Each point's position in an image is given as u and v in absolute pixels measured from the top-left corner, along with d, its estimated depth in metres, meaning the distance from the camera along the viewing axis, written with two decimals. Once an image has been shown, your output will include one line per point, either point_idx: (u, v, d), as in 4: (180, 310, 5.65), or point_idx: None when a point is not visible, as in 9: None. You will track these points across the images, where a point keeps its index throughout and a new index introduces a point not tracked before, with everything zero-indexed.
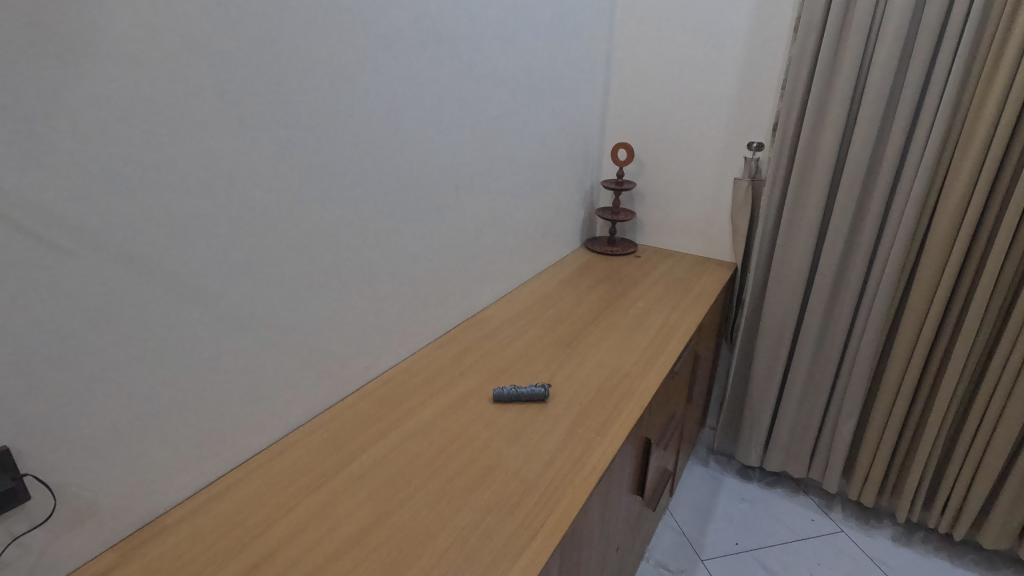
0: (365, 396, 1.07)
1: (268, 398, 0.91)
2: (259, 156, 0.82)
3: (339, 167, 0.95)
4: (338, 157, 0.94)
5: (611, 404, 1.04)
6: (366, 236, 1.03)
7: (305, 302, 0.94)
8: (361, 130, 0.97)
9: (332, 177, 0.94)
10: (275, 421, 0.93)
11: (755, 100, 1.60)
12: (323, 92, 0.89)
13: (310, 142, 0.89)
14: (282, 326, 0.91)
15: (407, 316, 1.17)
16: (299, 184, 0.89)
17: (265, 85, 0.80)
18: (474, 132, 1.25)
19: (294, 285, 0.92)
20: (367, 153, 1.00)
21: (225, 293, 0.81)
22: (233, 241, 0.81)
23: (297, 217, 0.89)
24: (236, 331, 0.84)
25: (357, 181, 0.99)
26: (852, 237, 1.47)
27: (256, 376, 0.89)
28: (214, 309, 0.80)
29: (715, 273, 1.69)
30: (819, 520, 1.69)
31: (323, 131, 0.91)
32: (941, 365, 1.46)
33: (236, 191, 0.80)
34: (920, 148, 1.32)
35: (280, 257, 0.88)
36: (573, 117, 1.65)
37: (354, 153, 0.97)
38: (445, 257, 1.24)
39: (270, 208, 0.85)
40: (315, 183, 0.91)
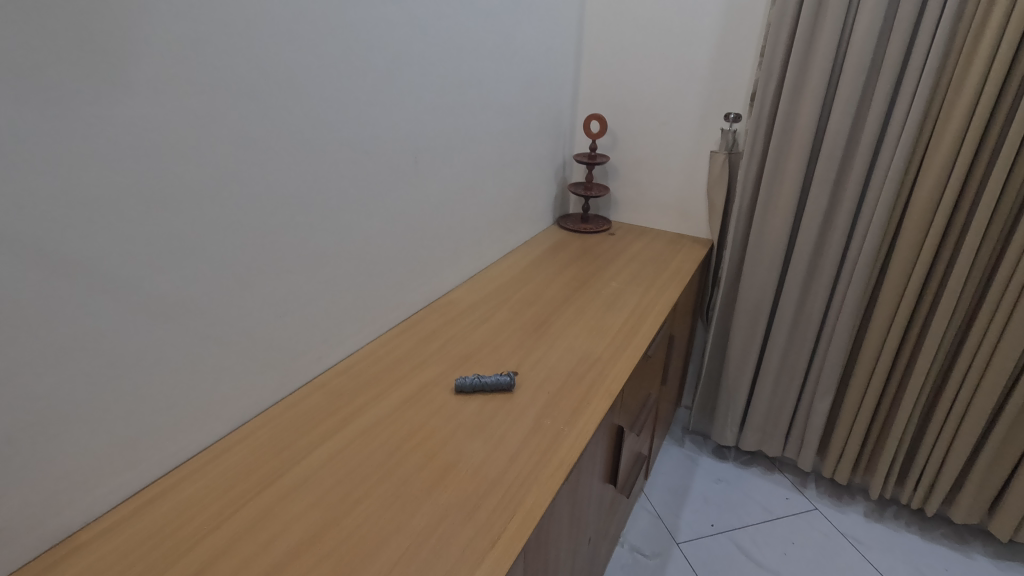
0: (318, 388, 0.99)
1: (206, 396, 0.82)
2: (182, 125, 0.71)
3: (279, 139, 0.84)
4: (278, 128, 0.84)
5: (581, 391, 0.98)
6: (315, 214, 0.94)
7: (246, 289, 0.84)
8: (306, 95, 0.87)
9: (272, 151, 0.84)
10: (214, 420, 0.85)
11: (733, 67, 1.52)
12: (257, 53, 0.78)
13: (244, 110, 0.78)
14: (222, 316, 0.82)
15: (365, 301, 1.09)
16: (236, 157, 0.78)
17: (187, 43, 0.69)
18: (435, 100, 1.15)
19: (234, 271, 0.82)
20: (314, 121, 0.89)
21: (147, 282, 0.71)
22: (154, 223, 0.70)
23: (234, 195, 0.79)
24: (165, 324, 0.74)
25: (303, 154, 0.89)
26: (831, 211, 1.43)
27: (192, 374, 0.79)
28: (134, 300, 0.70)
29: (690, 250, 1.63)
30: (794, 499, 1.69)
31: (260, 97, 0.80)
32: (917, 341, 1.44)
33: (156, 164, 0.69)
34: (902, 117, 1.27)
35: (216, 240, 0.78)
36: (543, 86, 1.55)
37: (299, 122, 0.87)
38: (405, 237, 1.16)
39: (200, 185, 0.75)
40: (253, 158, 0.81)
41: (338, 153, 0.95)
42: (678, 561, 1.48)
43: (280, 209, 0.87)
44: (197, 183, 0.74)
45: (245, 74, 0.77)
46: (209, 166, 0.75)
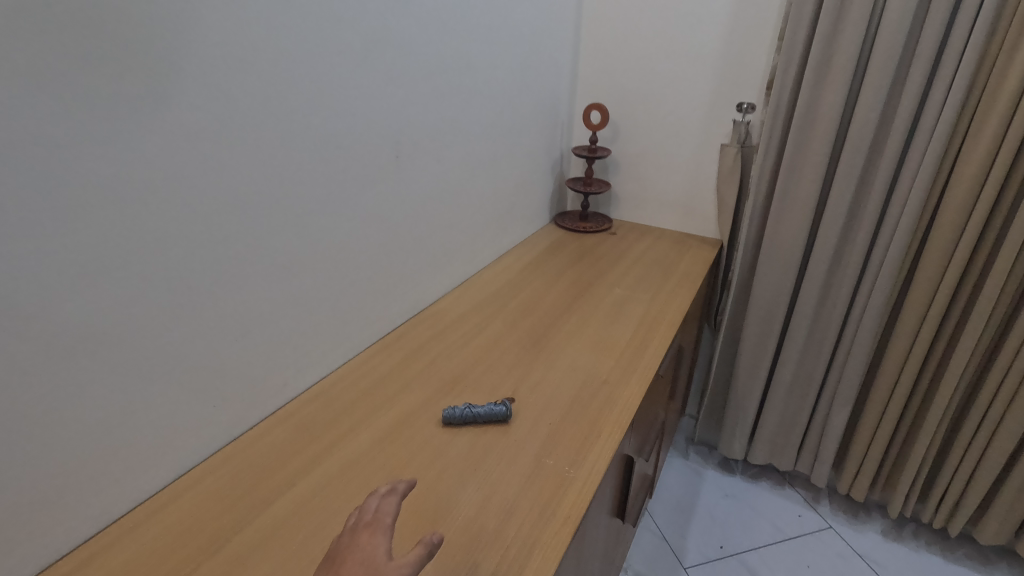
0: (283, 420, 0.86)
1: (148, 440, 0.69)
2: (108, 113, 0.57)
3: (235, 130, 0.70)
4: (234, 117, 0.70)
5: (587, 421, 0.85)
6: (278, 217, 0.79)
7: (191, 309, 0.70)
8: (263, 76, 0.72)
9: (227, 144, 0.70)
10: (158, 466, 0.71)
11: (746, 52, 1.38)
12: (205, 25, 0.64)
13: (191, 95, 0.64)
14: (162, 343, 0.67)
15: (340, 316, 0.95)
16: (174, 151, 0.64)
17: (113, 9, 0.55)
18: (419, 86, 1.01)
19: (178, 289, 0.68)
20: (274, 107, 0.75)
21: (65, 308, 0.57)
22: (71, 235, 0.57)
23: (172, 197, 0.65)
24: (91, 357, 0.61)
25: (261, 146, 0.74)
26: (854, 210, 1.31)
27: (127, 416, 0.66)
28: (48, 331, 0.56)
29: (699, 252, 1.50)
30: (807, 516, 1.58)
31: (211, 80, 0.66)
32: (945, 351, 1.33)
33: (74, 162, 0.55)
34: (938, 106, 1.15)
35: (150, 252, 0.64)
36: (539, 72, 1.41)
37: (255, 108, 0.72)
38: (385, 241, 1.02)
39: (129, 186, 0.60)
40: (202, 153, 0.67)
41: (305, 146, 0.81)
42: None
43: (233, 212, 0.72)
44: (121, 182, 0.60)
45: (185, 49, 0.63)
46: (139, 163, 0.61)
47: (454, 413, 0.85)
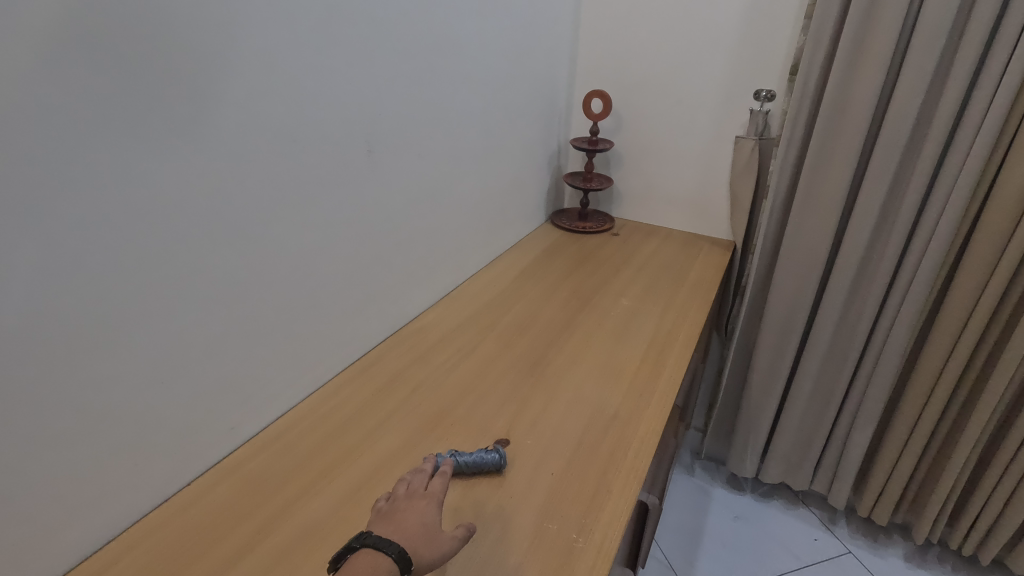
0: (233, 471, 0.71)
1: (46, 515, 0.55)
2: None
3: (154, 121, 0.55)
4: (153, 104, 0.55)
5: (596, 470, 0.72)
6: (219, 229, 0.64)
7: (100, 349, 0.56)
8: (191, 53, 0.57)
9: (144, 140, 0.55)
10: (64, 543, 0.57)
11: (767, 33, 1.24)
12: None
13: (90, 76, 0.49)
14: (58, 395, 0.53)
15: (305, 341, 0.80)
16: (56, 150, 0.48)
17: None
18: (398, 68, 0.86)
19: (80, 325, 0.53)
20: (209, 93, 0.60)
21: None
22: None
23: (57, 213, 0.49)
24: None
25: (190, 141, 0.59)
26: (887, 211, 1.17)
27: (13, 489, 0.51)
28: None
29: (711, 255, 1.37)
30: (824, 540, 1.47)
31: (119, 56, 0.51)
32: (984, 366, 1.21)
33: None
34: (989, 95, 1.01)
35: (32, 279, 0.49)
36: (536, 55, 1.26)
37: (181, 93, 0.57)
38: (359, 251, 0.87)
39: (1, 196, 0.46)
40: (109, 151, 0.52)
41: (251, 140, 0.65)
42: None
43: (153, 226, 0.57)
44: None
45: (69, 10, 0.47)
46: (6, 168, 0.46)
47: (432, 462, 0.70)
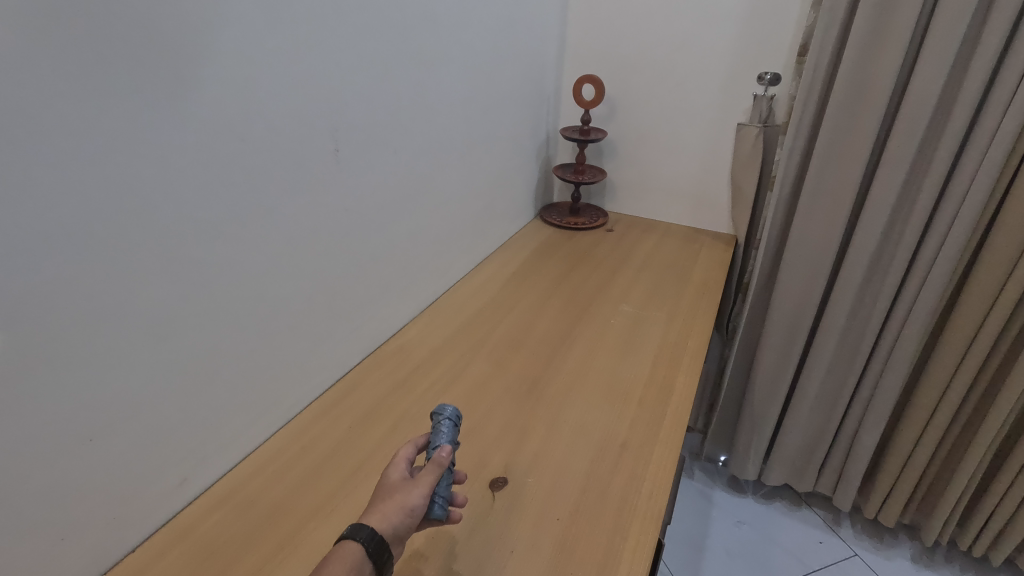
0: (182, 536, 0.61)
1: None
2: None
3: (65, 134, 0.45)
4: (65, 114, 0.45)
5: (609, 516, 0.63)
6: (154, 253, 0.53)
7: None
8: (77, 20, 0.44)
9: (50, 155, 0.44)
10: None
11: (773, 11, 1.14)
12: None
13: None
14: None
15: (266, 375, 0.70)
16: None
17: None
18: (366, 55, 0.75)
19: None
20: (102, 69, 0.46)
21: None
22: None
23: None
24: None
25: (84, 138, 0.46)
26: (902, 202, 1.09)
27: None
28: None
29: (712, 251, 1.28)
30: (829, 543, 1.41)
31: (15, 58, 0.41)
32: (1001, 363, 1.15)
33: None
34: (1017, 76, 0.93)
35: None
36: (522, 38, 1.15)
37: (64, 76, 0.44)
38: (328, 264, 0.76)
39: None
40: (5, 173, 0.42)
41: (179, 140, 0.54)
42: None
43: (71, 254, 0.47)
44: None
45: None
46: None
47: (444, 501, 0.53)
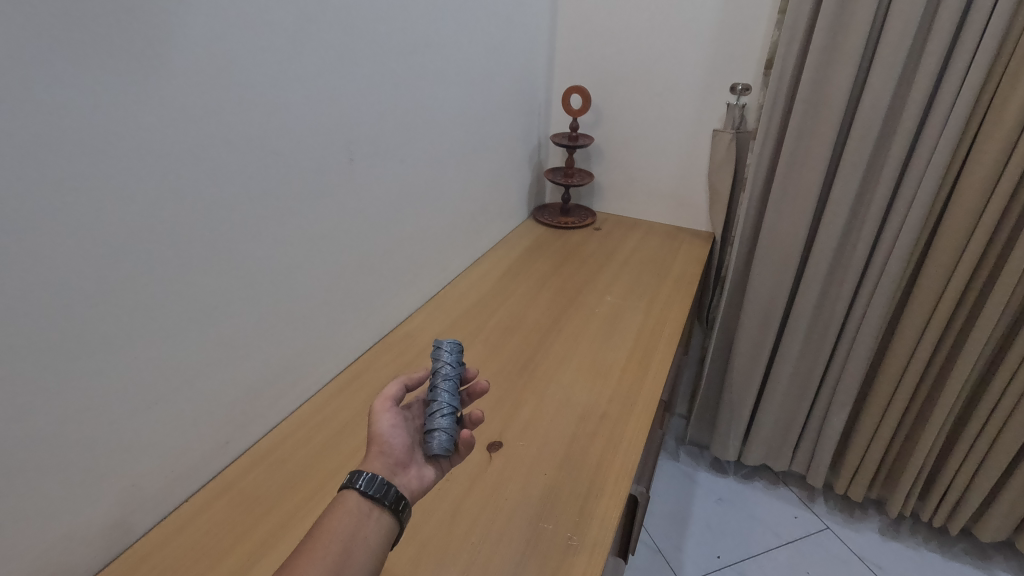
0: (225, 490, 0.73)
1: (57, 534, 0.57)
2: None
3: (138, 154, 0.56)
4: (139, 139, 0.56)
5: (588, 471, 0.73)
6: (202, 251, 0.64)
7: (60, 389, 0.54)
8: (142, 71, 0.55)
9: (128, 171, 0.55)
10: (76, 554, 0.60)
11: (742, 27, 1.25)
12: (89, 30, 0.50)
13: (82, 119, 0.51)
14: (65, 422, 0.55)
15: (288, 356, 0.81)
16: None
17: None
18: (375, 76, 0.85)
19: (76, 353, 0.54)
20: (160, 104, 0.57)
21: None
22: None
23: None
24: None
25: (153, 158, 0.57)
26: (860, 201, 1.20)
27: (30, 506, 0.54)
28: None
29: (691, 247, 1.39)
30: (803, 517, 1.52)
31: (105, 98, 0.52)
32: (952, 347, 1.26)
33: None
34: (955, 88, 1.04)
35: (41, 312, 0.51)
36: (514, 53, 1.26)
37: (129, 117, 0.54)
38: (342, 259, 0.87)
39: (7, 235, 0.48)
40: (97, 186, 0.53)
41: (222, 155, 0.64)
42: None
43: (142, 251, 0.58)
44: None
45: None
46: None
47: (439, 426, 0.57)
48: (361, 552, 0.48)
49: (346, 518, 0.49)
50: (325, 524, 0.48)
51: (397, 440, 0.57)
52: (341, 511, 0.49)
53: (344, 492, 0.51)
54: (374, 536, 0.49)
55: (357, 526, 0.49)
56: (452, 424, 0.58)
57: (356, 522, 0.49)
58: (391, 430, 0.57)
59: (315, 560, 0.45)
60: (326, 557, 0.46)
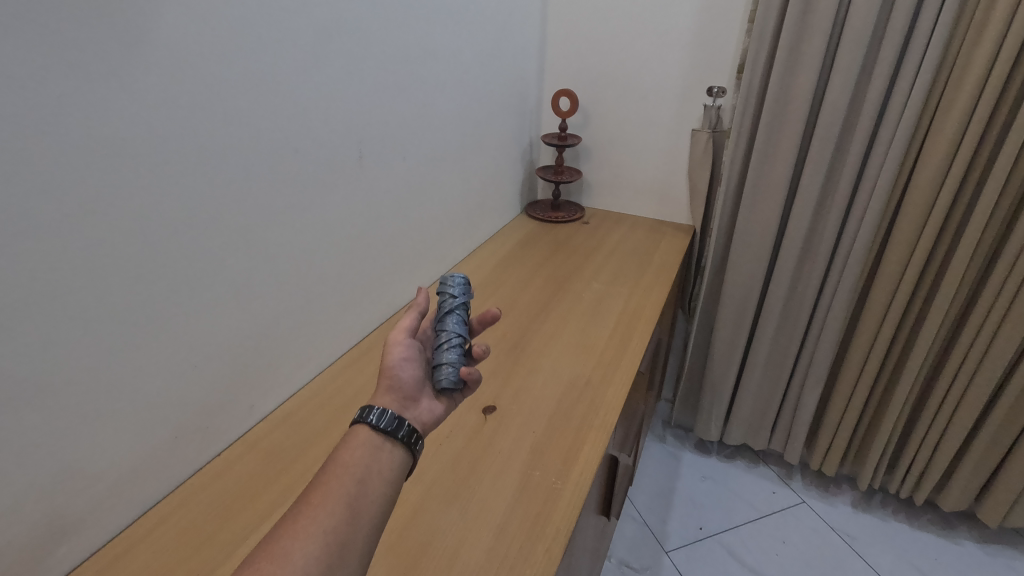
0: (252, 446, 0.83)
1: (115, 477, 0.68)
2: (68, 155, 0.55)
3: (184, 154, 0.66)
4: (185, 143, 0.66)
5: (572, 429, 0.83)
6: (233, 237, 0.75)
7: (118, 357, 0.64)
8: (188, 84, 0.65)
9: (177, 168, 0.65)
10: (128, 496, 0.70)
11: (717, 35, 1.35)
12: (147, 52, 0.60)
13: (142, 126, 0.61)
14: (128, 380, 0.66)
15: (302, 333, 0.91)
16: (67, 178, 0.55)
17: (53, 56, 0.53)
18: (378, 84, 0.95)
19: (133, 322, 0.65)
20: (202, 111, 0.67)
21: (32, 359, 0.56)
22: (34, 286, 0.55)
23: (70, 234, 0.57)
24: (55, 403, 0.59)
25: (198, 158, 0.68)
26: (826, 194, 1.30)
27: (96, 451, 0.64)
28: (17, 385, 0.55)
29: (672, 239, 1.50)
30: (781, 492, 1.62)
31: (160, 108, 0.62)
32: (913, 328, 1.36)
33: (34, 209, 0.54)
34: (906, 91, 1.14)
35: (111, 286, 0.62)
36: (505, 60, 1.36)
37: (177, 125, 0.64)
38: (350, 247, 0.97)
39: (87, 223, 0.58)
40: (154, 183, 0.63)
41: (250, 155, 0.74)
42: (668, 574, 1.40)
43: (186, 237, 0.68)
44: (80, 221, 0.57)
45: (63, 53, 0.53)
46: (20, 199, 0.52)
47: (448, 361, 0.63)
48: (376, 481, 0.52)
49: (360, 451, 0.53)
50: (342, 456, 0.52)
51: (408, 371, 0.62)
52: (355, 446, 0.53)
53: (358, 428, 0.55)
54: (387, 466, 0.53)
55: (370, 458, 0.53)
56: (459, 359, 0.64)
57: (369, 454, 0.53)
58: (402, 360, 0.62)
59: (334, 488, 0.49)
60: (343, 485, 0.50)
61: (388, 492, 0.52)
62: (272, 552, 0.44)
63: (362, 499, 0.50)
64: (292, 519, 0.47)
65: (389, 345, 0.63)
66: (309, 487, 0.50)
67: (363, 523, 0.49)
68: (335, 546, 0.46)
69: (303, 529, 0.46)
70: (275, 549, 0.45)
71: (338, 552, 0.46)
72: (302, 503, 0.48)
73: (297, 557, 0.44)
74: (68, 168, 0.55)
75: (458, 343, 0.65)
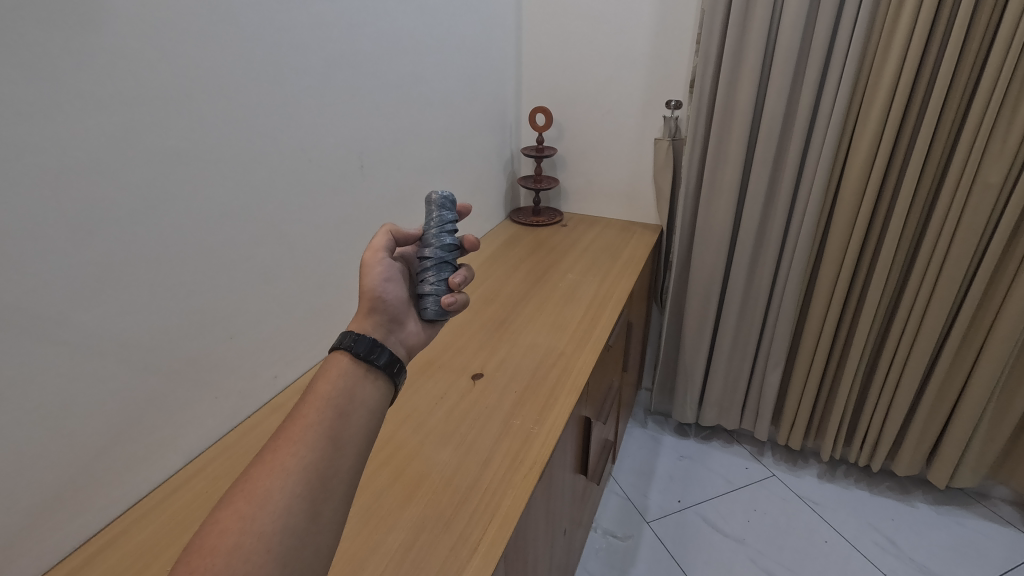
0: (276, 409, 0.99)
1: (169, 428, 0.82)
2: (148, 164, 0.72)
3: (223, 165, 0.82)
4: (224, 156, 0.82)
5: (548, 389, 0.98)
6: (260, 235, 0.91)
7: (178, 327, 0.80)
8: (226, 109, 0.81)
9: (218, 176, 0.81)
10: (178, 446, 0.84)
11: (671, 55, 1.54)
12: (197, 84, 0.76)
13: (196, 142, 0.77)
14: (186, 345, 0.81)
15: (313, 317, 1.07)
16: (151, 183, 0.72)
17: (136, 88, 0.69)
18: (376, 106, 1.12)
19: (187, 301, 0.80)
20: (238, 131, 0.83)
21: (120, 324, 0.72)
22: (122, 266, 0.71)
23: (149, 227, 0.73)
24: (133, 361, 0.74)
25: (237, 168, 0.84)
26: (772, 190, 1.47)
27: (155, 405, 0.79)
28: (108, 344, 0.71)
29: (642, 236, 1.66)
30: (753, 468, 1.77)
31: (207, 128, 0.79)
32: (857, 306, 1.52)
33: (126, 212, 0.70)
34: (832, 98, 1.31)
35: (175, 268, 0.77)
36: (486, 82, 1.54)
37: (220, 140, 0.81)
38: (352, 246, 1.13)
39: (160, 218, 0.74)
40: (202, 187, 0.79)
41: (273, 167, 0.91)
42: (649, 540, 1.52)
43: (228, 231, 0.85)
44: (155, 216, 0.74)
45: (145, 87, 0.70)
46: (102, 193, 0.67)
47: (431, 292, 0.73)
48: (356, 410, 0.59)
49: (341, 380, 0.60)
50: (320, 386, 0.59)
51: (392, 292, 0.72)
52: (336, 375, 0.60)
53: (336, 360, 0.62)
54: (366, 396, 0.61)
55: (351, 388, 0.60)
56: (442, 289, 0.74)
57: (349, 383, 0.60)
58: (385, 282, 0.71)
59: (315, 419, 0.56)
60: (323, 416, 0.56)
61: (365, 421, 0.59)
62: (257, 482, 0.50)
63: (342, 430, 0.56)
64: (276, 451, 0.53)
65: (369, 266, 0.71)
66: (291, 417, 0.56)
67: (344, 452, 0.55)
68: (317, 476, 0.52)
69: (286, 461, 0.52)
70: (259, 480, 0.50)
71: (321, 480, 0.53)
72: (287, 433, 0.55)
73: (281, 488, 0.50)
74: (150, 175, 0.72)
75: (443, 276, 0.74)
